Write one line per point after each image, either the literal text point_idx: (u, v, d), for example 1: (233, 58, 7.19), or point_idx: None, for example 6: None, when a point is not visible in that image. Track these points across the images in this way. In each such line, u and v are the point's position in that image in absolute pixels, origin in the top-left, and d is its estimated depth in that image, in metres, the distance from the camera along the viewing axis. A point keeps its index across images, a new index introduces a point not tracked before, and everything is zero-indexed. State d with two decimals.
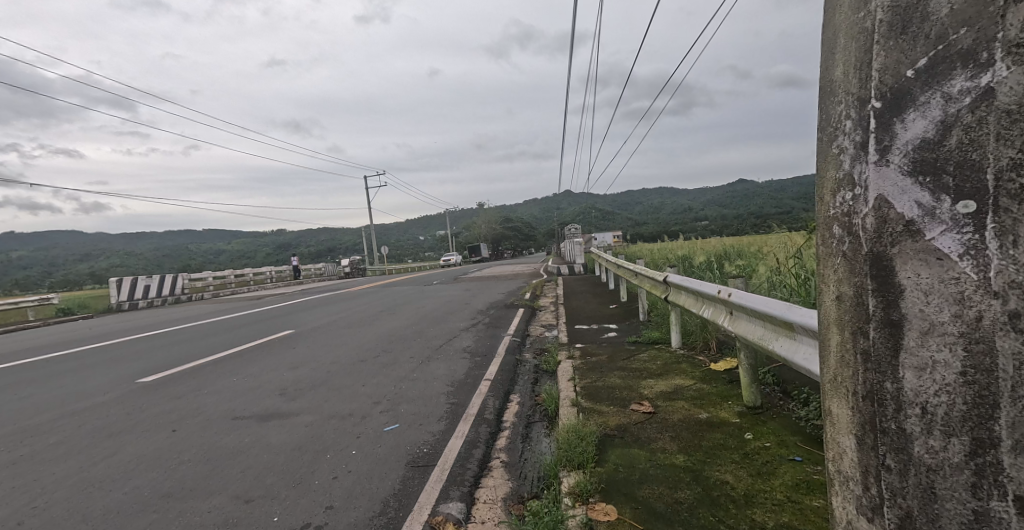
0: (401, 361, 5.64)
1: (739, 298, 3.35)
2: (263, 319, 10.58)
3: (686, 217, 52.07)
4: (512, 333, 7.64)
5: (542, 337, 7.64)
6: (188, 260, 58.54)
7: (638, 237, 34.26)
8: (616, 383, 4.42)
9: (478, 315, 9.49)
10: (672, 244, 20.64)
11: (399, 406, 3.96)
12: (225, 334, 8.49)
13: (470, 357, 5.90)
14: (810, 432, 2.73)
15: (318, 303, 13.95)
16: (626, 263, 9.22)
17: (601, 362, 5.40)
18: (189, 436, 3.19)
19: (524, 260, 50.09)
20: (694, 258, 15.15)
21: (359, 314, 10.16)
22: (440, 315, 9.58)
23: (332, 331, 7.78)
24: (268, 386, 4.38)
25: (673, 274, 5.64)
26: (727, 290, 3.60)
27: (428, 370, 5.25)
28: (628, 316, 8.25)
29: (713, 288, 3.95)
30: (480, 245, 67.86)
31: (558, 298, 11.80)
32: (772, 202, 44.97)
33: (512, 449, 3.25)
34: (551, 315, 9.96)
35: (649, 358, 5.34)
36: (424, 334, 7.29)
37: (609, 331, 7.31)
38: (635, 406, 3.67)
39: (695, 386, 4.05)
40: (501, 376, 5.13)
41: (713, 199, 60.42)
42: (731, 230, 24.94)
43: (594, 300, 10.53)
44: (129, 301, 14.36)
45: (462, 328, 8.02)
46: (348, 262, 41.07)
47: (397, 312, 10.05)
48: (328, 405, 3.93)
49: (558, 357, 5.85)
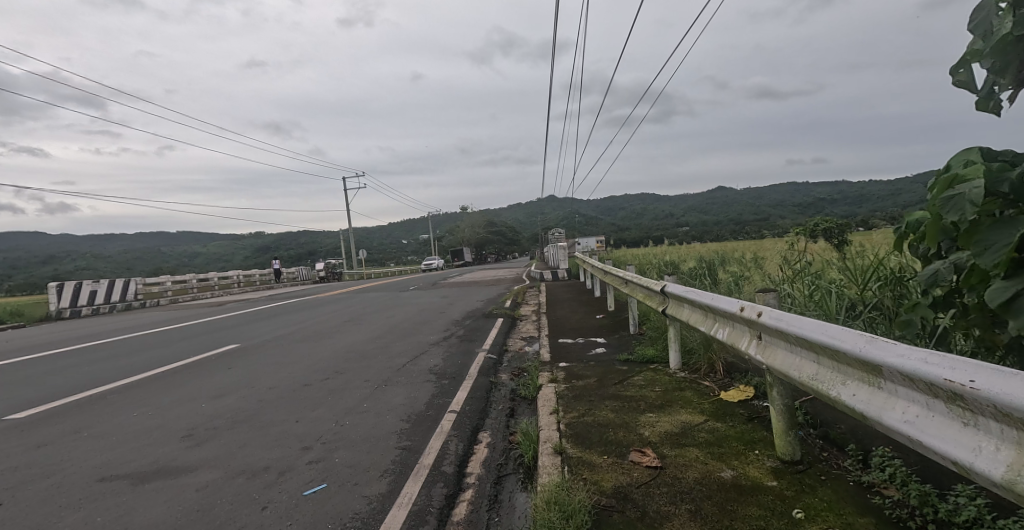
0: (352, 386, 4.73)
1: (770, 318, 2.56)
2: (217, 329, 9.59)
3: (669, 222, 51.85)
4: (488, 349, 6.81)
5: (522, 352, 6.83)
6: (157, 263, 56.65)
7: (620, 242, 33.84)
8: (608, 419, 3.63)
9: (452, 326, 8.63)
10: (656, 249, 20.12)
11: (333, 454, 3.07)
12: (167, 346, 7.52)
13: (436, 381, 5.05)
14: (887, 512, 1.97)
15: (281, 311, 12.92)
16: (613, 268, 8.46)
17: (589, 388, 4.58)
18: (21, 515, 2.28)
19: (505, 266, 49.39)
20: (681, 265, 14.54)
21: (322, 324, 9.21)
22: (410, 326, 8.69)
23: (286, 345, 6.86)
24: (173, 424, 3.45)
25: (674, 282, 4.86)
26: (754, 307, 2.81)
27: (382, 397, 4.38)
28: (616, 329, 7.48)
29: (731, 303, 3.15)
30: (460, 250, 67.05)
31: (540, 306, 11.01)
32: (751, 209, 45.23)
33: (474, 523, 2.40)
34: (532, 326, 9.15)
35: (645, 383, 4.55)
36: (388, 350, 6.42)
37: (596, 347, 6.52)
38: (635, 456, 2.88)
39: (709, 427, 3.28)
40: (469, 406, 4.28)
41: (696, 205, 60.41)
42: (713, 236, 24.61)
43: (578, 309, 9.76)
44: (72, 309, 13.27)
45: (432, 342, 7.15)
46: (324, 266, 39.85)
47: (365, 323, 9.12)
48: (241, 451, 3.03)
49: (538, 380, 5.03)
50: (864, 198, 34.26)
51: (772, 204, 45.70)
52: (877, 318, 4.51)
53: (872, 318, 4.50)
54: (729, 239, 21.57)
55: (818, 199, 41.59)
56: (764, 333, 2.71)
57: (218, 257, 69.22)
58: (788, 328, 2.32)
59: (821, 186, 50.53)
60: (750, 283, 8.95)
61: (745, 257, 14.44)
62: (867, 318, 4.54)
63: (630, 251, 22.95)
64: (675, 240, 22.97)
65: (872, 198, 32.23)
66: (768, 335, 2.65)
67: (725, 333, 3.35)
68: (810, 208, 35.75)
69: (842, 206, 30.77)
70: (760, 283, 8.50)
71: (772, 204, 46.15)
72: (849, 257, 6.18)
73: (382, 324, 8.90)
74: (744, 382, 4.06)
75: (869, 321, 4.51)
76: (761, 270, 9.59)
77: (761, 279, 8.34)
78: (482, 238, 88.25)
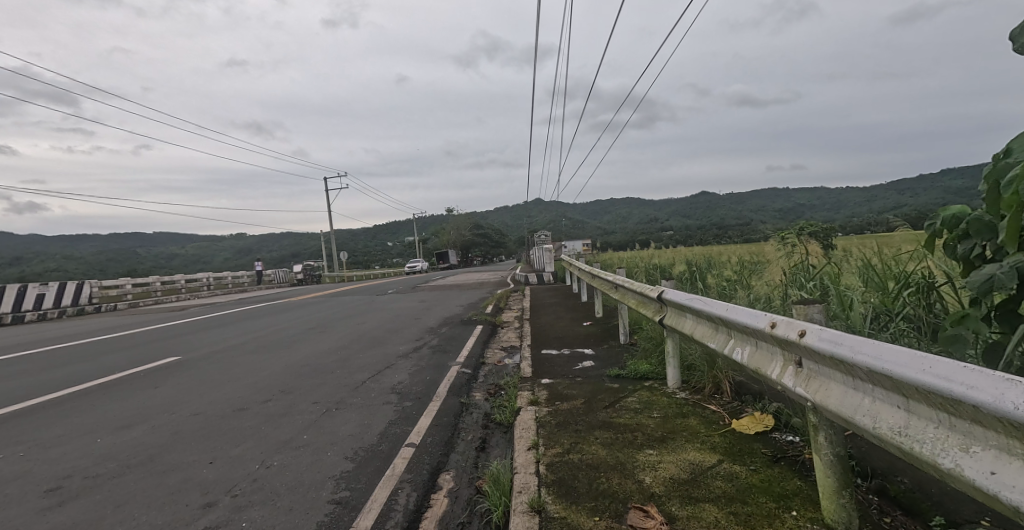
0: (296, 410, 3.99)
1: (822, 339, 1.89)
2: (168, 335, 8.76)
3: (655, 226, 51.58)
4: (463, 361, 6.11)
5: (501, 365, 6.14)
6: (130, 264, 55.16)
7: (605, 245, 33.41)
8: (599, 457, 2.96)
9: (425, 335, 7.90)
10: (643, 252, 19.62)
11: (240, 515, 2.34)
12: (102, 356, 6.69)
13: (398, 402, 4.34)
14: None
15: (244, 317, 12.04)
16: (601, 272, 7.80)
17: (576, 412, 3.91)
18: None
19: (489, 269, 48.80)
20: (670, 269, 13.98)
21: (285, 332, 8.43)
22: (380, 334, 7.95)
23: (235, 356, 6.09)
24: (45, 470, 2.70)
25: (674, 288, 4.21)
26: (791, 322, 2.14)
27: (328, 425, 3.64)
28: (605, 338, 6.82)
29: (756, 317, 2.49)
30: (444, 252, 66.36)
31: (523, 312, 10.31)
32: (735, 213, 45.26)
33: None
34: (513, 334, 8.46)
35: (641, 407, 3.90)
36: (349, 364, 5.68)
37: (583, 360, 5.85)
38: (635, 518, 2.21)
39: (725, 471, 2.64)
40: (433, 436, 3.57)
41: (681, 209, 60.29)
42: (700, 238, 24.26)
43: (563, 316, 9.08)
44: (16, 314, 12.38)
45: (400, 353, 6.43)
46: (302, 268, 38.71)
47: (332, 331, 8.37)
48: (115, 515, 2.28)
49: (517, 400, 4.34)
50: (848, 204, 34.21)
51: (757, 209, 45.72)
52: (908, 332, 3.88)
53: (901, 332, 3.87)
54: (717, 243, 21.08)
55: (802, 204, 41.68)
56: (809, 359, 2.04)
57: (195, 258, 67.50)
58: (854, 358, 1.66)
59: (805, 191, 50.71)
60: (747, 290, 8.36)
61: (735, 264, 13.90)
62: (896, 332, 3.90)
63: (616, 254, 22.43)
64: (662, 244, 22.42)
65: (856, 203, 32.18)
66: (815, 363, 1.98)
67: (744, 354, 2.68)
68: (795, 213, 35.60)
69: (828, 211, 30.57)
70: (758, 290, 7.90)
71: (757, 209, 46.09)
72: (862, 265, 5.59)
73: (350, 332, 8.15)
74: (760, 409, 3.42)
75: (899, 334, 3.88)
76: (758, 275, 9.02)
77: (760, 288, 7.74)
78: (467, 241, 87.40)
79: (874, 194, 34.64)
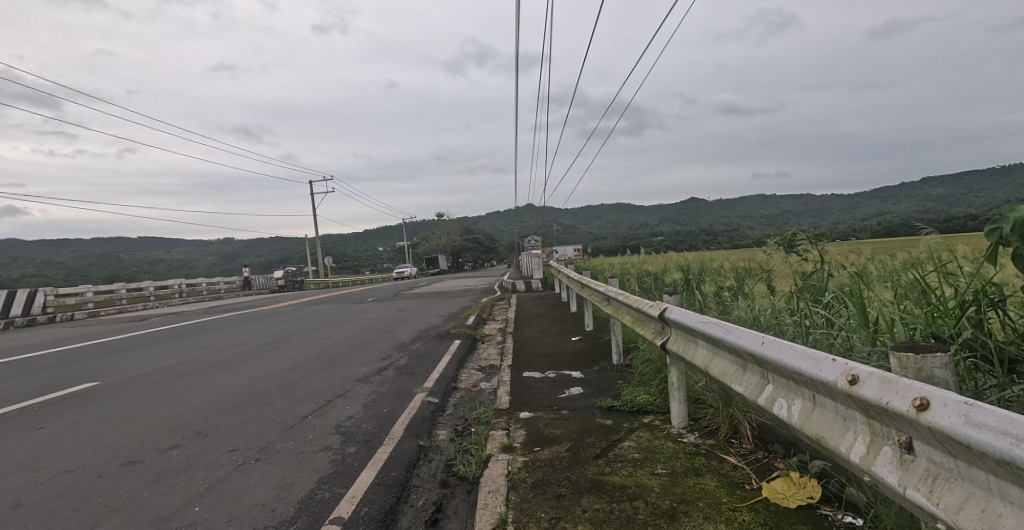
0: (202, 463, 3.12)
1: (973, 422, 1.04)
2: (108, 352, 7.87)
3: (645, 233, 51.00)
4: (432, 387, 5.26)
5: (477, 390, 5.30)
6: (110, 268, 53.83)
7: (596, 250, 32.79)
8: None
9: (394, 352, 7.05)
10: (635, 258, 18.98)
11: None
12: (14, 381, 5.77)
13: (338, 449, 3.47)
14: None
15: (204, 329, 11.11)
16: (592, 281, 7.01)
17: (560, 464, 3.08)
18: None
19: (478, 274, 48.06)
20: (664, 276, 13.30)
21: (238, 348, 7.57)
22: (344, 351, 7.10)
23: (164, 383, 5.22)
24: None
25: (682, 307, 3.38)
26: (888, 379, 1.28)
27: (234, 490, 2.78)
28: (595, 358, 5.99)
29: (816, 363, 1.62)
30: (433, 258, 65.56)
31: (506, 324, 9.46)
32: (725, 219, 44.94)
33: None
34: (494, 350, 7.62)
35: (643, 457, 3.08)
36: (294, 393, 4.81)
37: (571, 385, 5.05)
38: None
39: None
40: (370, 505, 2.71)
41: (670, 214, 60.07)
42: (692, 244, 23.72)
43: (549, 329, 8.24)
44: None
45: (361, 377, 5.57)
46: (284, 273, 37.64)
47: (291, 347, 7.52)
48: None
49: (488, 444, 3.52)
50: (839, 210, 33.83)
51: (746, 215, 45.49)
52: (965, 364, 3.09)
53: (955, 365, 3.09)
54: (710, 249, 20.40)
55: (791, 211, 41.54)
56: (930, 447, 1.18)
57: (177, 262, 66.14)
58: None
59: (794, 198, 50.49)
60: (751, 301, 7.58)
61: (733, 273, 13.13)
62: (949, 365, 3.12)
63: (607, 260, 21.80)
64: (653, 249, 21.73)
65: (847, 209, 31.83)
66: (951, 458, 1.11)
67: (796, 411, 1.82)
68: (786, 219, 35.17)
69: (820, 217, 30.10)
70: (762, 302, 7.17)
71: (748, 215, 45.67)
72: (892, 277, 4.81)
73: (310, 349, 7.31)
74: (797, 467, 2.57)
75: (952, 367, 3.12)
76: (761, 289, 8.32)
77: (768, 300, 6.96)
78: (456, 247, 86.53)
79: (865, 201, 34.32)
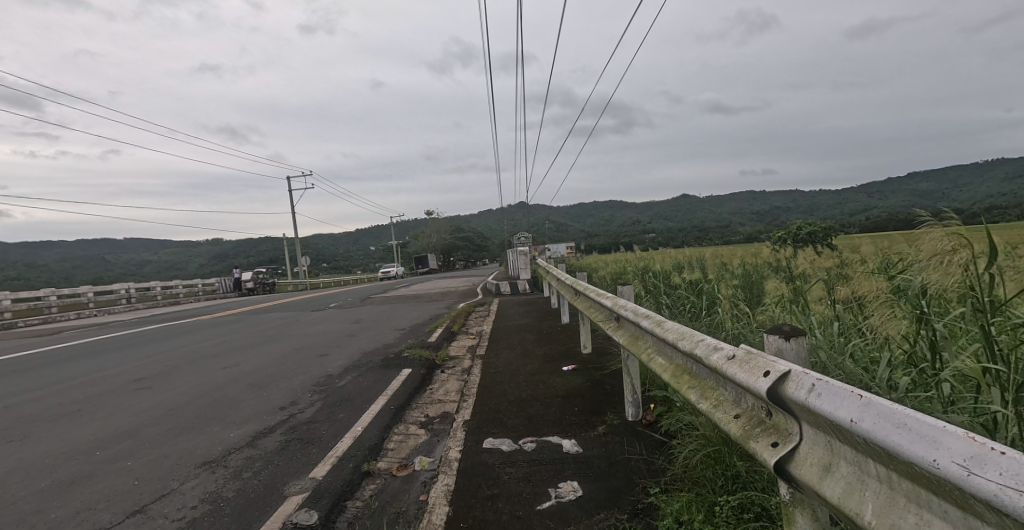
0: None
1: None
2: None
3: (636, 230, 49.17)
4: (326, 474, 3.12)
5: (406, 478, 3.15)
6: (75, 268, 51.01)
7: (584, 249, 31.07)
8: None
9: (304, 395, 4.86)
10: (628, 256, 17.09)
11: None
12: None
13: None
14: None
15: (96, 353, 8.82)
16: (591, 286, 4.86)
17: None
18: None
19: (462, 275, 46.07)
20: (664, 275, 11.35)
21: (87, 390, 5.34)
22: (232, 397, 4.88)
23: None
24: None
25: (853, 387, 1.12)
26: None
27: None
28: (598, 410, 3.83)
29: None
30: (422, 258, 63.72)
31: (477, 342, 7.34)
32: (716, 216, 43.54)
33: None
34: (454, 384, 5.41)
35: None
36: (49, 511, 2.61)
37: (561, 468, 2.97)
38: None
39: None
40: None
41: (661, 212, 58.64)
42: (684, 240, 22.03)
43: (531, 352, 6.04)
44: None
45: (214, 454, 3.38)
46: (254, 276, 35.18)
47: (161, 391, 5.27)
48: None
49: None
50: (833, 206, 32.41)
51: (738, 211, 44.11)
52: None
53: None
54: (708, 246, 18.37)
55: (783, 209, 40.26)
56: None
57: (153, 265, 63.30)
58: None
59: (784, 194, 49.43)
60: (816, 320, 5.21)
61: (744, 272, 11.22)
62: None
63: (596, 259, 19.93)
64: (648, 246, 19.68)
65: (844, 204, 30.21)
66: None
67: None
68: (780, 216, 33.59)
69: (818, 213, 28.38)
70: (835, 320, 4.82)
71: (741, 212, 44.17)
72: None
73: (184, 393, 5.08)
74: None
75: None
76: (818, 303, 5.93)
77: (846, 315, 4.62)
78: (443, 245, 84.29)
79: (864, 196, 32.79)
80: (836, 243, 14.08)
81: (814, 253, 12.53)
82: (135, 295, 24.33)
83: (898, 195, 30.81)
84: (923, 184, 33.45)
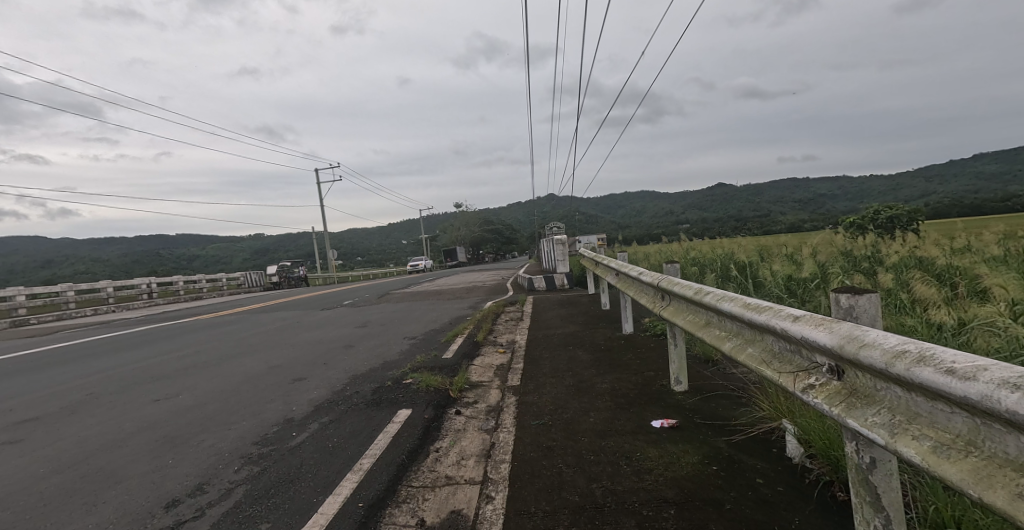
0: None
1: None
2: None
3: (670, 221, 46.39)
4: None
5: None
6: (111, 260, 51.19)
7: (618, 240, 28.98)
8: None
9: (224, 471, 2.95)
10: (674, 246, 14.96)
11: None
12: None
13: None
14: None
15: (40, 367, 7.17)
16: (705, 290, 2.69)
17: None
18: None
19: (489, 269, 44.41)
20: (734, 266, 9.19)
21: None
22: (106, 473, 2.98)
23: None
24: None
25: None
26: None
27: None
28: None
29: None
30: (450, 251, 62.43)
31: (511, 361, 5.32)
32: (757, 204, 40.77)
33: None
34: (474, 440, 3.39)
35: None
36: None
37: None
38: None
39: None
40: None
41: (696, 201, 55.93)
42: (732, 228, 19.79)
43: (591, 387, 3.96)
44: None
45: None
46: (278, 269, 34.19)
47: (20, 454, 3.43)
48: None
49: None
50: (891, 190, 29.56)
51: (781, 199, 41.26)
52: None
53: None
54: (760, 234, 16.01)
55: (832, 195, 37.30)
56: None
57: None
58: None
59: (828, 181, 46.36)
60: None
61: (834, 261, 8.94)
62: None
63: (636, 250, 17.84)
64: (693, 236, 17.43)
65: (903, 190, 27.51)
66: None
67: None
68: (832, 203, 30.84)
69: (874, 199, 25.48)
70: None
71: (783, 199, 41.37)
72: None
73: (45, 463, 3.21)
74: None
75: None
76: None
77: None
78: (470, 238, 82.74)
79: (924, 180, 29.82)
80: (927, 229, 11.74)
81: (907, 239, 10.17)
82: (155, 290, 23.19)
83: (966, 179, 27.61)
84: (993, 167, 30.27)
